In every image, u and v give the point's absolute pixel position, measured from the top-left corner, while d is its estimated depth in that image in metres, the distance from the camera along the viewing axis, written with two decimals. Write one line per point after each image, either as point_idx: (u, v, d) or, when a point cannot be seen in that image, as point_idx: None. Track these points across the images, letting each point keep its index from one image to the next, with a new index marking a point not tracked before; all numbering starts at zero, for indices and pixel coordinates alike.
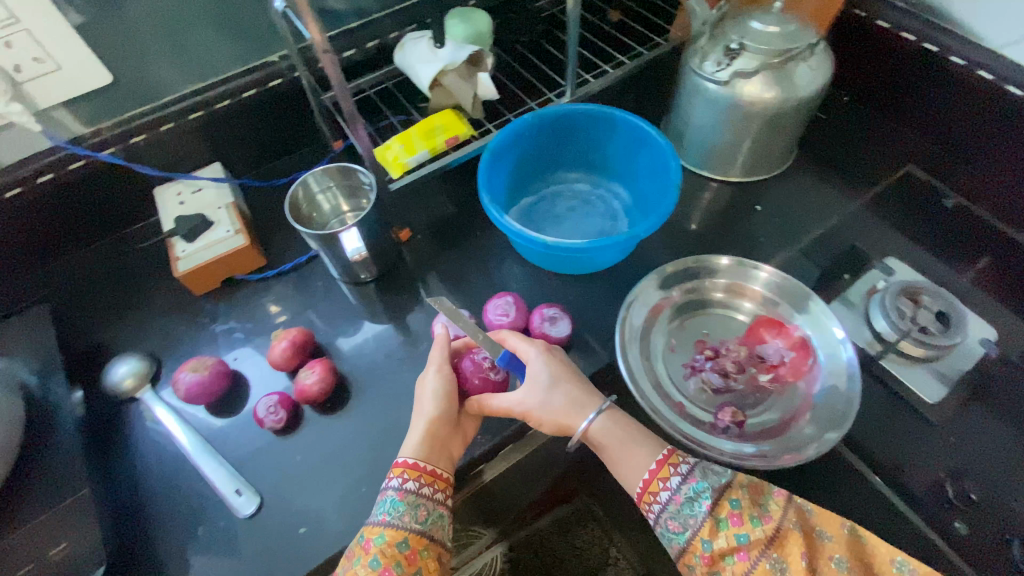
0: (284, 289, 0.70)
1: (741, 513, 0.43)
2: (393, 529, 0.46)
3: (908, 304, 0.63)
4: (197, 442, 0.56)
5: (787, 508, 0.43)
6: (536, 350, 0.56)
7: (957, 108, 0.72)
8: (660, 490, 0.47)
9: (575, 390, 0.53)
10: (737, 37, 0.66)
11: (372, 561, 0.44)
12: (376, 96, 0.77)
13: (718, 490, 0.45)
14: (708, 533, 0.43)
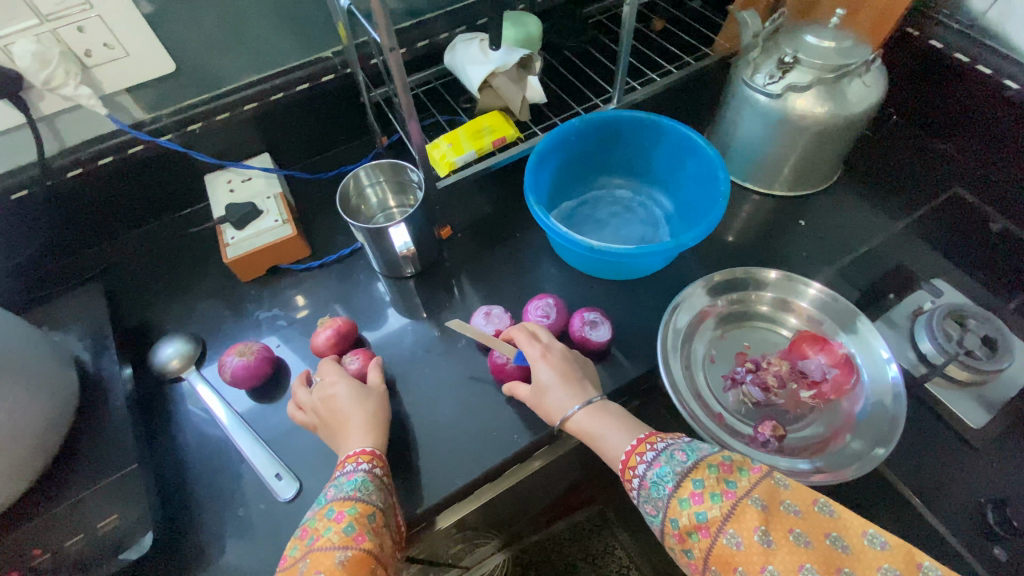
0: (325, 279, 0.73)
1: (704, 492, 0.42)
2: (362, 502, 0.48)
3: (955, 327, 0.60)
4: (234, 418, 0.60)
5: (755, 484, 0.41)
6: (535, 350, 0.57)
7: (1013, 130, 0.71)
8: (637, 466, 0.47)
9: (567, 393, 0.54)
10: (791, 50, 0.66)
11: (347, 527, 0.46)
12: (423, 95, 0.82)
13: (683, 471, 0.44)
14: (673, 511, 0.43)
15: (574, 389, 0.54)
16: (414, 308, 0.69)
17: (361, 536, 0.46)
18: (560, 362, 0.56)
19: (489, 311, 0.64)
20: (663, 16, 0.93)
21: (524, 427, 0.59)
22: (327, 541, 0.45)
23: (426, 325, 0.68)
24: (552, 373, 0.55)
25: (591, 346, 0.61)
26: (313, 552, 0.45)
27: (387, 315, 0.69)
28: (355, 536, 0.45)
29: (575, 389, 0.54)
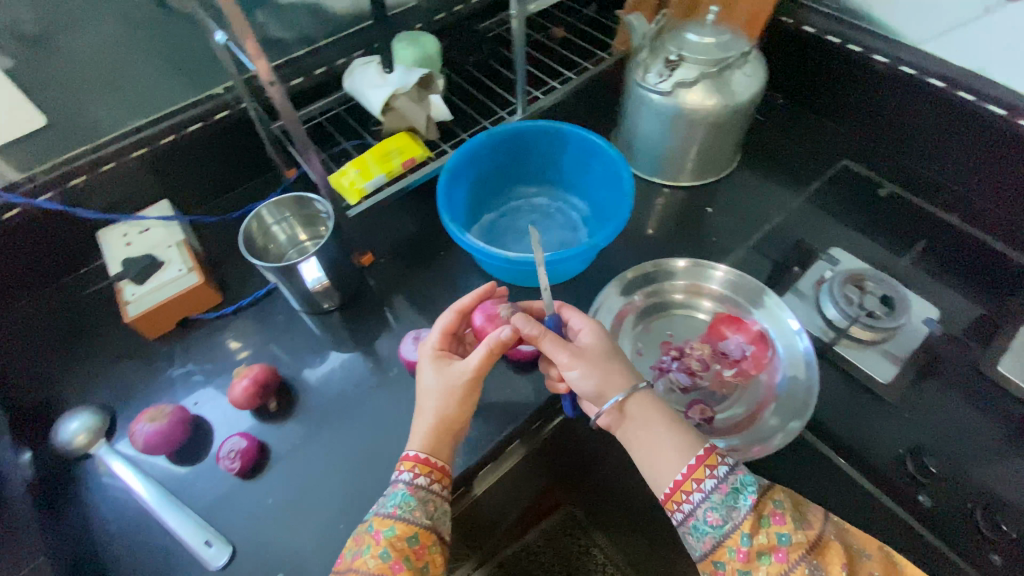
0: (243, 325, 0.69)
1: (783, 514, 0.45)
2: (404, 523, 0.47)
3: (855, 291, 0.65)
4: (158, 494, 0.55)
5: (823, 520, 0.46)
6: (583, 323, 0.56)
7: (885, 102, 0.77)
8: (693, 490, 0.46)
9: (620, 373, 0.53)
10: (676, 49, 0.69)
11: (383, 553, 0.46)
12: (328, 123, 0.78)
13: (763, 492, 0.46)
14: (750, 528, 0.44)
15: (622, 369, 0.53)
16: (340, 342, 0.67)
17: (398, 563, 0.46)
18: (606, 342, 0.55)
19: (418, 335, 0.62)
20: (562, 27, 0.96)
21: (466, 449, 0.57)
22: (365, 562, 0.46)
23: (354, 358, 0.66)
24: (598, 350, 0.53)
25: (524, 356, 0.62)
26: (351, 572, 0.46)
27: (312, 355, 0.66)
28: (391, 564, 0.45)
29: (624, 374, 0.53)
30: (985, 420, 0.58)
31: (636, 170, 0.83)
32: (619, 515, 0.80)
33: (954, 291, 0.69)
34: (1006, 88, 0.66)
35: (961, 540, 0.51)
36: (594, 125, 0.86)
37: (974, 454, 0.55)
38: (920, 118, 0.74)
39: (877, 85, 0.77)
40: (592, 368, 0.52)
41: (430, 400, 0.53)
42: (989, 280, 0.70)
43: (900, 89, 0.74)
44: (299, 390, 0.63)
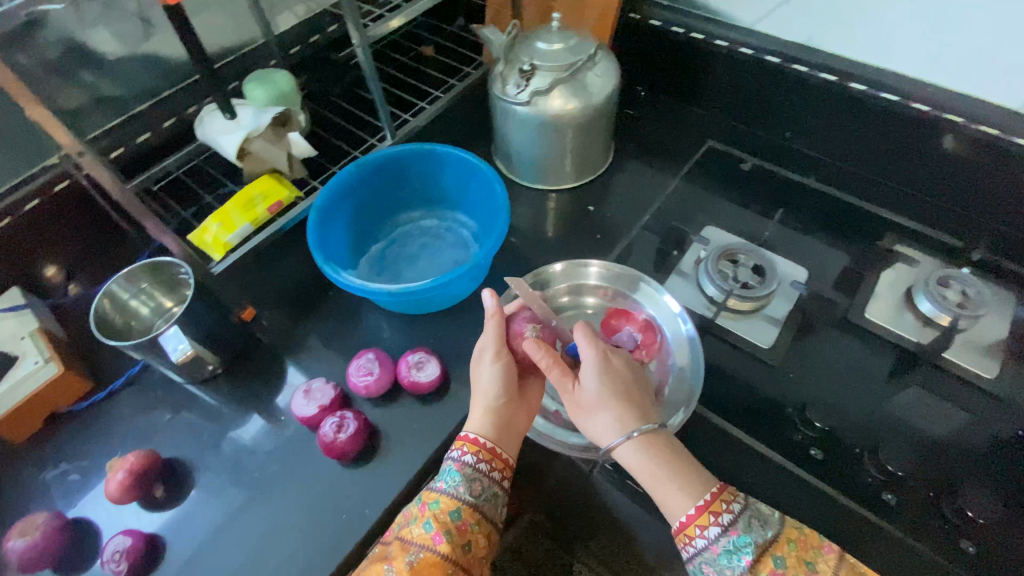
0: (121, 409, 0.64)
1: (784, 573, 0.43)
2: (449, 497, 0.51)
3: (729, 266, 0.69)
4: None
5: (836, 565, 0.44)
6: (591, 356, 0.55)
7: (735, 82, 0.81)
8: (696, 536, 0.46)
9: (620, 412, 0.52)
10: (527, 59, 0.71)
11: (427, 525, 0.49)
12: (187, 176, 0.74)
13: (762, 546, 0.44)
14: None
15: (619, 411, 0.52)
16: (231, 408, 0.63)
17: (439, 535, 0.49)
18: (614, 377, 0.54)
19: (308, 388, 0.61)
20: (432, 44, 0.96)
21: (372, 497, 0.56)
22: (410, 532, 0.50)
23: (246, 423, 0.62)
24: (601, 390, 0.53)
25: (423, 388, 0.60)
26: (399, 540, 0.50)
27: (199, 427, 0.62)
28: (433, 534, 0.49)
29: (628, 413, 0.52)
30: (853, 366, 0.64)
31: (516, 179, 0.84)
32: (561, 516, 0.81)
33: (823, 246, 0.75)
34: (831, 55, 0.72)
35: (852, 484, 0.54)
36: (469, 140, 0.87)
37: (844, 402, 0.61)
38: (768, 94, 0.79)
39: (725, 67, 0.81)
40: (590, 410, 0.53)
41: (481, 394, 0.56)
42: (852, 232, 0.75)
43: (745, 69, 0.79)
44: (191, 468, 0.60)
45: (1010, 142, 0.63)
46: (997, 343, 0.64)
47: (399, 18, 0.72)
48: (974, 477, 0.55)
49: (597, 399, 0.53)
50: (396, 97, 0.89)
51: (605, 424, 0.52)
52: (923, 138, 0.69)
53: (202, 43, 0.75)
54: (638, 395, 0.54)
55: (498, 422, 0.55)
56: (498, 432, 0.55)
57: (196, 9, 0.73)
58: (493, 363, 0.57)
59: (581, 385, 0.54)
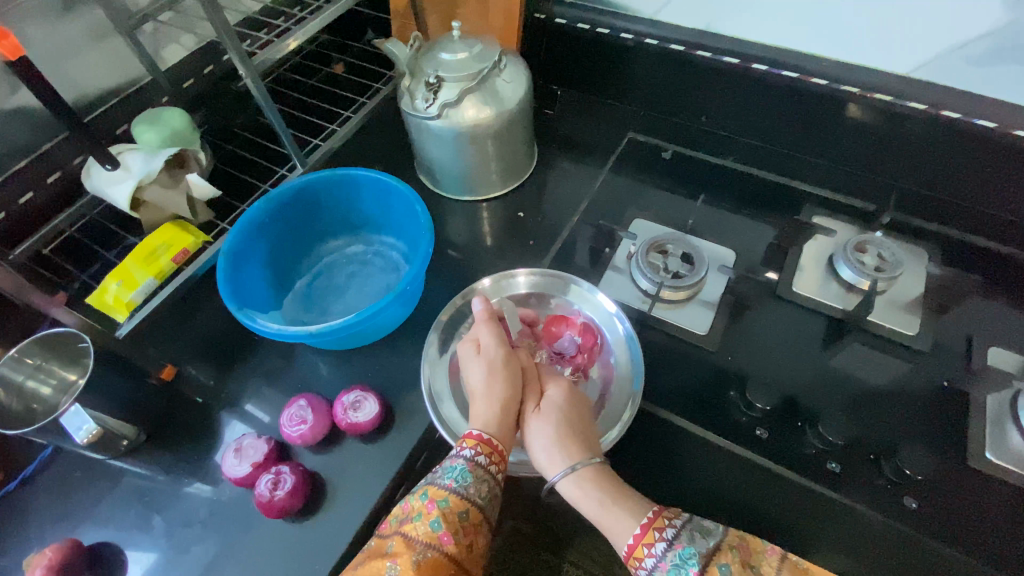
0: (37, 498, 0.59)
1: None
2: (457, 497, 0.48)
3: (659, 257, 0.69)
4: None
5: (780, 567, 0.44)
6: (558, 395, 0.58)
7: (646, 73, 0.81)
8: (645, 555, 0.45)
9: (570, 444, 0.53)
10: (432, 71, 0.68)
11: (434, 523, 0.47)
12: (81, 235, 0.69)
13: (707, 555, 0.43)
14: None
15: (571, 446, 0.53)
16: (160, 477, 0.59)
17: (447, 535, 0.46)
18: (574, 416, 0.56)
19: (238, 446, 0.57)
20: (342, 62, 0.93)
21: (323, 550, 0.53)
22: (415, 528, 0.47)
23: (177, 492, 0.58)
24: (557, 422, 0.55)
25: (364, 429, 0.58)
26: (400, 536, 0.47)
27: (125, 503, 0.58)
28: (441, 534, 0.46)
29: (580, 447, 0.53)
30: (787, 340, 0.65)
31: (441, 192, 0.82)
32: (532, 525, 0.80)
33: (748, 224, 0.76)
34: (732, 39, 0.73)
35: (798, 459, 0.55)
36: (387, 158, 0.84)
37: (781, 379, 0.62)
38: (679, 82, 0.79)
39: (634, 60, 0.81)
40: (543, 434, 0.54)
41: (491, 390, 0.55)
42: (774, 206, 0.77)
43: (653, 60, 0.79)
44: (121, 551, 0.55)
45: (902, 107, 0.66)
46: (916, 299, 0.66)
47: (296, 37, 0.70)
48: (909, 433, 0.57)
49: (553, 429, 0.54)
50: (306, 121, 0.86)
51: (552, 452, 0.53)
52: (827, 110, 0.71)
53: (65, 93, 0.70)
54: (592, 437, 0.55)
55: (503, 421, 0.54)
56: (500, 431, 0.54)
57: (54, 59, 0.67)
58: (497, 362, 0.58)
59: (540, 416, 0.56)
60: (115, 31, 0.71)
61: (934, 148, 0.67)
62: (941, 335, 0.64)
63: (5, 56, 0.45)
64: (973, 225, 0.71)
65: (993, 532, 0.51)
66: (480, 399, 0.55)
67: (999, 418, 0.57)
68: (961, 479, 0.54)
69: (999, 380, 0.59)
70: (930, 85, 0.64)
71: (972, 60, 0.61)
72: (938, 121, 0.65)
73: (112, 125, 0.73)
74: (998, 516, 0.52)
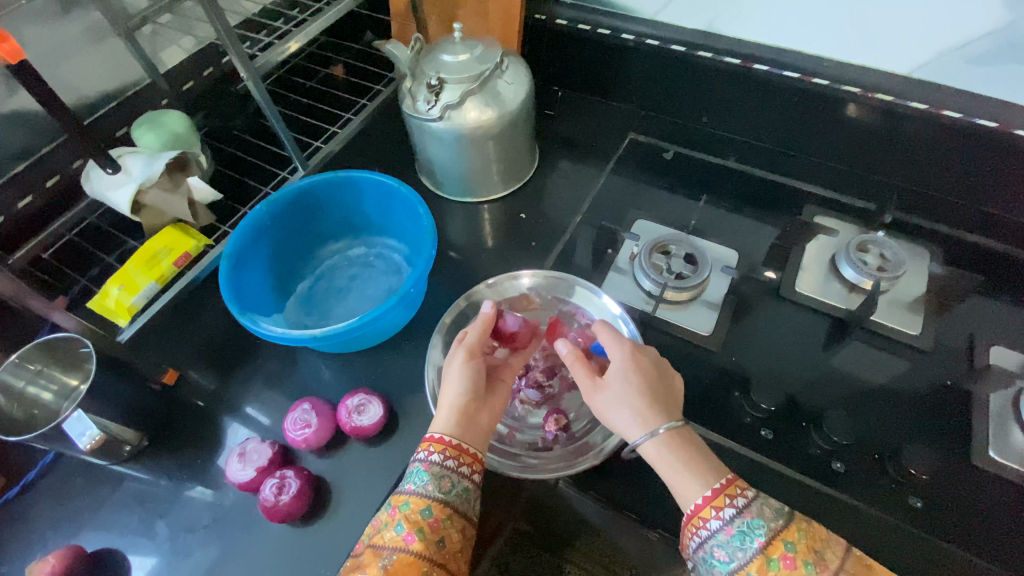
0: (38, 504, 0.59)
1: (796, 557, 0.42)
2: (417, 497, 0.48)
3: (661, 258, 0.69)
4: None
5: (845, 558, 0.43)
6: (621, 355, 0.54)
7: (647, 73, 0.81)
8: (710, 518, 0.44)
9: (649, 406, 0.51)
10: (434, 72, 0.68)
11: (399, 527, 0.46)
12: (80, 238, 0.68)
13: (774, 530, 0.43)
14: (757, 570, 0.42)
15: (652, 408, 0.51)
16: (162, 481, 0.59)
17: (411, 535, 0.46)
18: (645, 377, 0.53)
19: (242, 450, 0.57)
20: (340, 63, 0.92)
21: (329, 554, 0.53)
22: (382, 537, 0.46)
23: (180, 496, 0.58)
24: (628, 385, 0.52)
25: (369, 432, 0.58)
26: (371, 547, 0.46)
27: (127, 509, 0.57)
28: (405, 535, 0.46)
29: (657, 412, 0.51)
30: (790, 340, 0.65)
31: (443, 194, 0.82)
32: (536, 525, 0.80)
33: (750, 224, 0.76)
34: (733, 39, 0.73)
35: (803, 459, 0.55)
36: (388, 160, 0.84)
37: (785, 378, 0.62)
38: (681, 81, 0.79)
39: (635, 60, 0.80)
40: (614, 403, 0.52)
41: (449, 392, 0.54)
42: (774, 207, 0.77)
43: (654, 59, 0.79)
44: (123, 556, 0.55)
45: (903, 106, 0.66)
46: (918, 298, 0.66)
47: (297, 39, 0.70)
48: (912, 432, 0.57)
49: (626, 395, 0.52)
50: (306, 123, 0.85)
51: (629, 420, 0.51)
52: (828, 109, 0.71)
53: (64, 97, 0.69)
54: (666, 396, 0.52)
55: (465, 421, 0.53)
56: (462, 429, 0.52)
57: (52, 62, 0.67)
58: (465, 362, 0.56)
59: (610, 382, 0.53)
60: (113, 33, 0.71)
61: (935, 147, 0.67)
62: (942, 333, 0.64)
63: (4, 59, 0.44)
64: (974, 225, 0.71)
65: (999, 530, 0.51)
66: (441, 403, 0.54)
67: (1001, 417, 0.57)
68: (966, 477, 0.54)
69: (1000, 379, 0.59)
70: (931, 86, 0.64)
71: (972, 60, 0.61)
72: (939, 121, 0.65)
73: (111, 128, 0.73)
74: (1001, 513, 0.52)
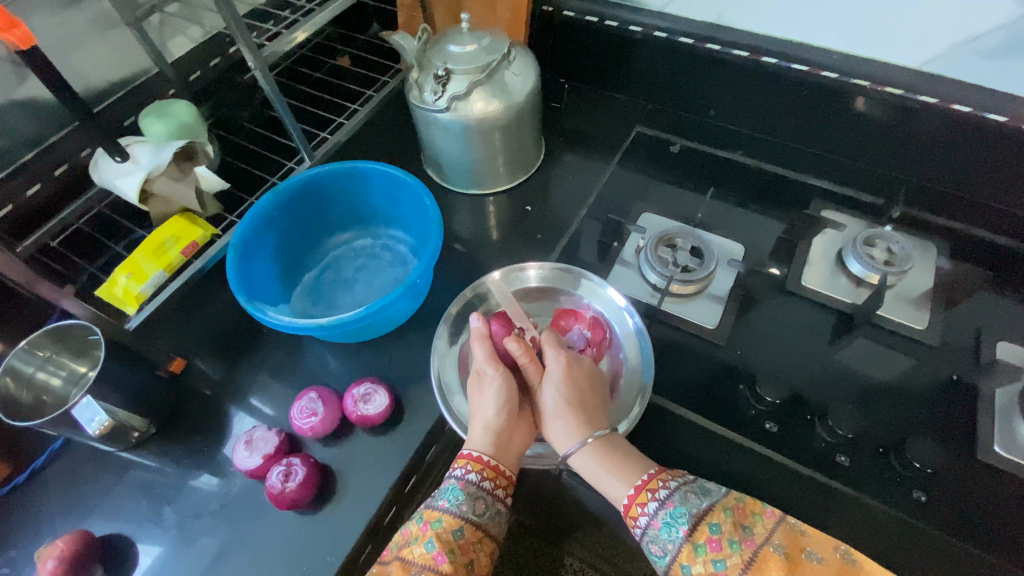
0: (48, 489, 0.59)
1: (722, 538, 0.42)
2: (450, 516, 0.48)
3: (668, 251, 0.69)
4: None
5: (774, 529, 0.42)
6: (558, 362, 0.56)
7: (654, 66, 0.81)
8: (639, 515, 0.46)
9: (576, 418, 0.54)
10: (441, 63, 0.68)
11: (429, 544, 0.47)
12: (90, 227, 0.69)
13: (696, 515, 0.44)
14: (687, 559, 0.43)
15: (581, 423, 0.53)
16: (170, 469, 0.59)
17: (442, 555, 0.46)
18: (575, 387, 0.55)
19: (249, 438, 0.58)
20: (347, 55, 0.92)
21: (334, 543, 0.54)
22: (411, 552, 0.47)
23: (186, 484, 0.58)
24: (560, 398, 0.54)
25: (375, 421, 0.59)
26: (399, 560, 0.47)
27: (136, 494, 0.58)
28: (435, 554, 0.46)
29: (582, 423, 0.53)
30: (796, 334, 0.65)
31: (450, 186, 0.82)
32: (541, 516, 0.81)
33: (755, 219, 0.76)
34: (741, 32, 0.72)
35: (807, 454, 0.55)
36: (395, 151, 0.84)
37: (790, 372, 0.62)
38: (689, 74, 0.79)
39: (642, 52, 0.80)
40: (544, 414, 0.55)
41: (482, 413, 0.54)
42: (782, 201, 0.77)
43: (662, 52, 0.78)
44: (132, 541, 0.55)
45: (912, 100, 0.65)
46: (924, 294, 0.66)
47: (304, 29, 0.69)
48: (918, 427, 0.57)
49: (553, 407, 0.54)
50: (314, 114, 0.86)
51: (559, 432, 0.54)
52: (835, 103, 0.71)
53: (72, 86, 0.70)
54: (594, 407, 0.55)
55: (503, 439, 0.53)
56: (499, 448, 0.53)
57: (62, 50, 0.67)
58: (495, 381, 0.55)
59: (543, 394, 0.56)
60: (121, 22, 0.71)
61: (945, 143, 0.67)
62: (949, 329, 0.64)
63: (15, 44, 0.44)
64: (980, 219, 0.70)
65: (1003, 525, 0.51)
66: (474, 420, 0.55)
67: (1007, 411, 0.57)
68: (970, 472, 0.54)
69: (1007, 374, 0.59)
70: (942, 80, 0.63)
71: (984, 54, 0.60)
72: (949, 115, 0.64)
73: (121, 117, 0.73)
74: (1005, 507, 0.52)
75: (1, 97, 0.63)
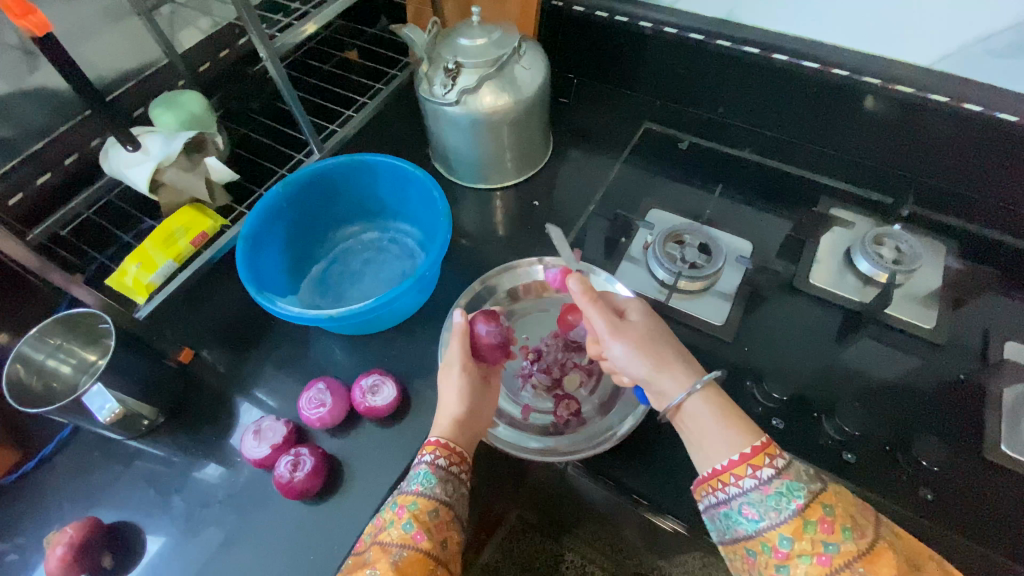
0: (55, 476, 0.60)
1: (834, 522, 0.40)
2: (425, 498, 0.48)
3: (676, 247, 0.69)
4: None
5: (878, 525, 0.41)
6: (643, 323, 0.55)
7: (663, 61, 0.81)
8: (745, 476, 0.43)
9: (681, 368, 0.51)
10: (451, 56, 0.68)
11: (407, 525, 0.46)
12: (97, 216, 0.70)
13: (813, 492, 0.41)
14: (792, 532, 0.40)
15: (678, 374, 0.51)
16: (177, 458, 0.59)
17: (420, 533, 0.46)
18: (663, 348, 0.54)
19: (257, 428, 0.58)
20: (355, 48, 0.92)
21: (340, 533, 0.54)
22: (389, 534, 0.46)
23: (193, 474, 0.58)
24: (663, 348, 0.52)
25: (381, 412, 0.59)
26: (376, 544, 0.46)
27: (143, 483, 0.58)
28: (414, 534, 0.46)
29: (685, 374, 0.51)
30: (803, 332, 0.65)
31: (459, 180, 0.82)
32: (544, 511, 0.81)
33: (763, 216, 0.76)
34: (752, 29, 0.71)
35: (813, 451, 0.55)
36: (403, 145, 0.84)
37: (796, 369, 0.62)
38: (698, 71, 0.79)
39: (651, 48, 0.80)
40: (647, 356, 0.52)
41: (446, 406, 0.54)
42: (789, 199, 0.77)
43: (671, 47, 0.78)
44: (139, 529, 0.56)
45: (923, 99, 0.65)
46: (932, 294, 0.66)
47: (314, 22, 0.69)
48: (924, 425, 0.57)
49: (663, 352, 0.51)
50: (322, 107, 0.86)
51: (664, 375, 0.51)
52: (846, 101, 0.71)
53: (85, 74, 0.70)
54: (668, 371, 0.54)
55: (466, 429, 0.54)
56: (463, 437, 0.53)
57: (75, 39, 0.67)
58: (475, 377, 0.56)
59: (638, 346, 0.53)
60: (132, 11, 0.71)
61: (956, 143, 0.67)
62: (956, 329, 0.64)
63: (30, 31, 0.44)
64: (990, 219, 0.70)
65: (1010, 525, 0.51)
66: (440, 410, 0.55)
67: (1013, 412, 0.56)
68: (977, 471, 0.54)
69: (1014, 374, 0.59)
70: (954, 78, 0.63)
71: (996, 54, 0.59)
72: (959, 113, 0.64)
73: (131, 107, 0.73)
74: (1013, 507, 0.52)
75: (13, 86, 0.63)
